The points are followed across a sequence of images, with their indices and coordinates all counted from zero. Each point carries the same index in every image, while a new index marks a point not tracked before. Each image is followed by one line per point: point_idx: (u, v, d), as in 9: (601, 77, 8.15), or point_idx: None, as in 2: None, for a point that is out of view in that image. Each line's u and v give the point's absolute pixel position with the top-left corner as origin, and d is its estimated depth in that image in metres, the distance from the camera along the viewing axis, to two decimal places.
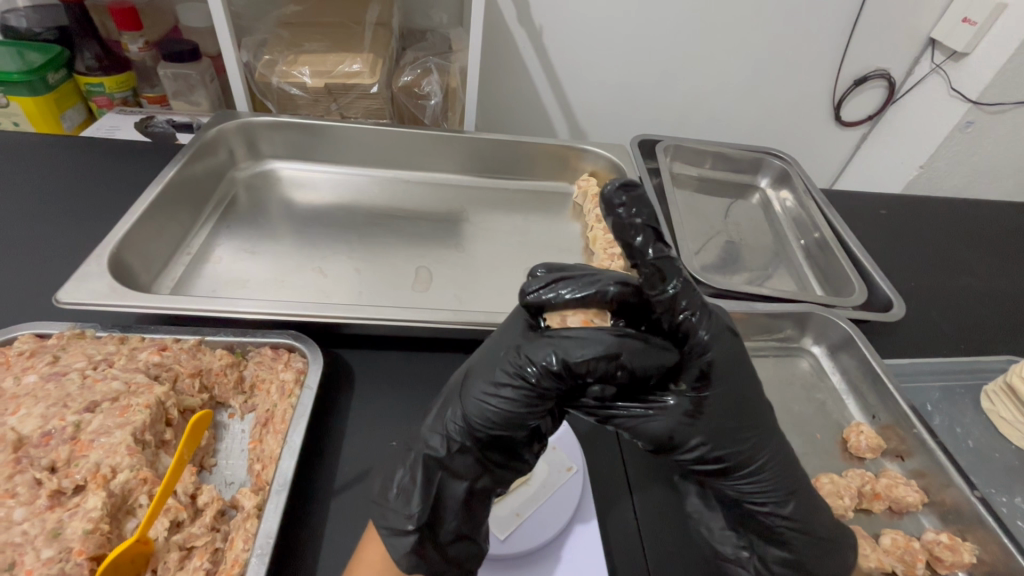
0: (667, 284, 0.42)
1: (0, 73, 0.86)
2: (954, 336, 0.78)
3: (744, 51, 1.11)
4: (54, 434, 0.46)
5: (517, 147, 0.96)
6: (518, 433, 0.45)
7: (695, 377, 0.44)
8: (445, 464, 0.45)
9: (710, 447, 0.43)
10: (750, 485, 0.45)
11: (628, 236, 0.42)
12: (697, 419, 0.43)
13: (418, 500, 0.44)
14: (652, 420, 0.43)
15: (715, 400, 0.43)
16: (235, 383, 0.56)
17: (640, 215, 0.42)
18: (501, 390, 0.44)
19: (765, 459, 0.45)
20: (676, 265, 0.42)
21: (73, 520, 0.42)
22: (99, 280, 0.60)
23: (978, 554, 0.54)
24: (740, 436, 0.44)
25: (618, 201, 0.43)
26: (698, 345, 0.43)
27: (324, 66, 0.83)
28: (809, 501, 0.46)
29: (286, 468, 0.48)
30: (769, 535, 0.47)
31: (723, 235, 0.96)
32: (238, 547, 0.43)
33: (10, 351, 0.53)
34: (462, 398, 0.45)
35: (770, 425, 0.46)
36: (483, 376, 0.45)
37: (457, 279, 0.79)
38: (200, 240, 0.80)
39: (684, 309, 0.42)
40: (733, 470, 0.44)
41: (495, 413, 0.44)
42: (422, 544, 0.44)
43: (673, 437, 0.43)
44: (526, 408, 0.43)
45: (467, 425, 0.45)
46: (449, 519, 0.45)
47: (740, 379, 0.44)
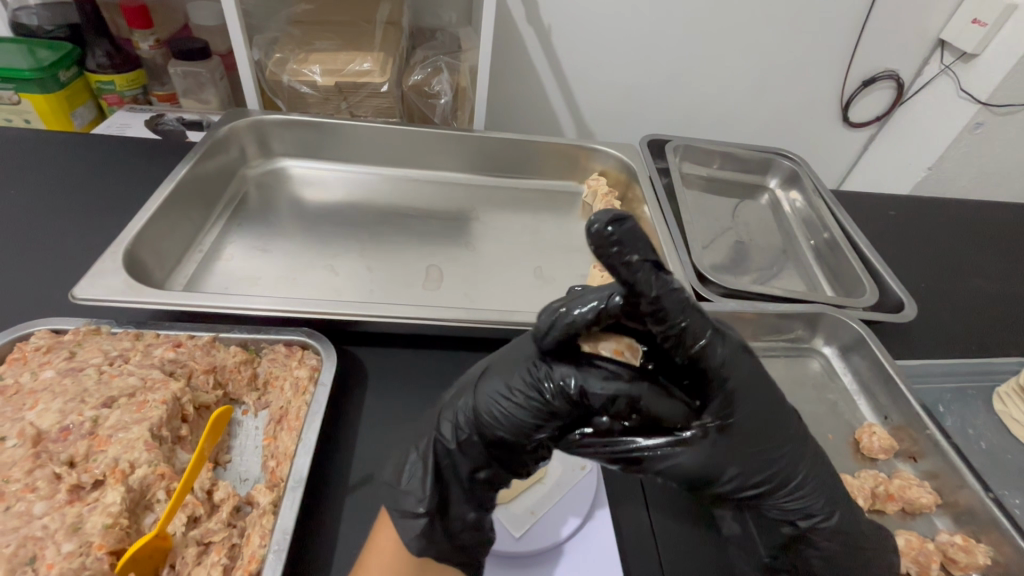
0: (676, 321, 0.37)
1: (13, 70, 0.86)
2: (965, 337, 0.78)
3: (753, 51, 1.11)
4: (72, 429, 0.47)
5: (526, 146, 0.96)
6: (525, 444, 0.44)
7: (720, 408, 0.40)
8: (451, 455, 0.45)
9: (745, 475, 0.41)
10: (792, 501, 0.43)
11: (626, 276, 0.36)
12: (729, 449, 0.40)
13: (431, 489, 0.44)
14: (681, 454, 0.40)
15: (745, 424, 0.40)
16: (249, 380, 0.56)
17: (637, 252, 0.35)
18: (516, 394, 0.43)
19: (801, 473, 0.43)
20: (681, 295, 0.37)
21: (92, 514, 0.42)
22: (114, 277, 0.60)
23: (993, 555, 0.54)
24: (769, 458, 0.41)
25: (609, 239, 0.35)
26: (717, 373, 0.39)
27: (334, 64, 0.83)
28: (847, 505, 0.45)
29: (301, 465, 0.48)
30: (808, 545, 0.45)
31: (733, 235, 0.96)
32: (255, 543, 0.44)
33: (27, 346, 0.53)
34: (478, 391, 0.45)
35: (801, 433, 0.44)
36: (501, 378, 0.44)
37: (467, 278, 0.79)
38: (212, 238, 0.80)
39: (698, 338, 0.38)
40: (771, 492, 0.42)
41: (506, 417, 0.43)
42: (433, 532, 0.44)
43: (705, 471, 0.40)
44: (537, 419, 0.42)
45: (477, 420, 0.44)
46: (457, 502, 0.46)
47: (768, 394, 0.41)
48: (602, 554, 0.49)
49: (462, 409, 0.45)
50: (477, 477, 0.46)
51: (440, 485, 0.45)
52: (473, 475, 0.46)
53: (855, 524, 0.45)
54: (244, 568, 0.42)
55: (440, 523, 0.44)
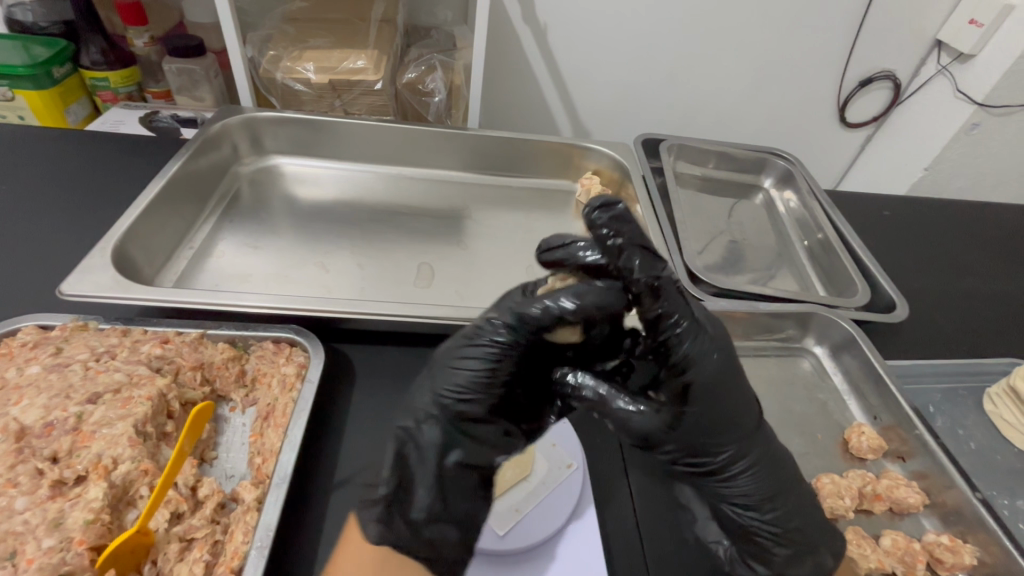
0: (659, 301, 0.42)
1: (6, 66, 0.86)
2: (958, 337, 0.78)
3: (749, 50, 1.11)
4: (56, 425, 0.47)
5: (521, 145, 0.96)
6: (488, 398, 0.47)
7: (677, 392, 0.43)
8: (419, 437, 0.47)
9: (687, 451, 0.45)
10: (728, 489, 0.46)
11: (615, 257, 0.43)
12: (675, 429, 0.44)
13: (388, 474, 0.47)
14: (634, 416, 0.44)
15: (697, 413, 0.43)
16: (236, 377, 0.56)
17: (623, 234, 0.43)
18: (467, 358, 0.47)
19: (745, 466, 0.45)
20: (669, 280, 0.43)
21: (73, 510, 0.42)
22: (103, 273, 0.60)
23: (980, 555, 0.53)
24: (718, 446, 0.44)
25: (597, 220, 0.43)
26: (683, 361, 0.42)
27: (328, 61, 0.83)
28: (792, 505, 0.47)
29: (286, 461, 0.48)
30: (745, 535, 0.48)
31: (726, 235, 0.96)
32: (238, 540, 0.44)
33: (14, 342, 0.53)
34: (433, 374, 0.49)
35: (756, 433, 0.46)
36: (449, 356, 0.48)
37: (459, 276, 0.79)
38: (203, 234, 0.80)
39: (675, 323, 0.42)
40: (711, 471, 0.46)
41: (463, 380, 0.47)
42: (389, 519, 0.46)
43: (648, 440, 0.44)
44: (492, 369, 0.46)
45: (437, 398, 0.47)
46: (420, 494, 0.47)
47: (732, 390, 0.44)
48: (586, 553, 0.49)
49: (423, 397, 0.48)
50: (454, 464, 0.47)
51: (403, 469, 0.47)
52: (448, 461, 0.47)
53: (798, 528, 0.47)
54: (227, 564, 0.42)
55: (399, 512, 0.46)
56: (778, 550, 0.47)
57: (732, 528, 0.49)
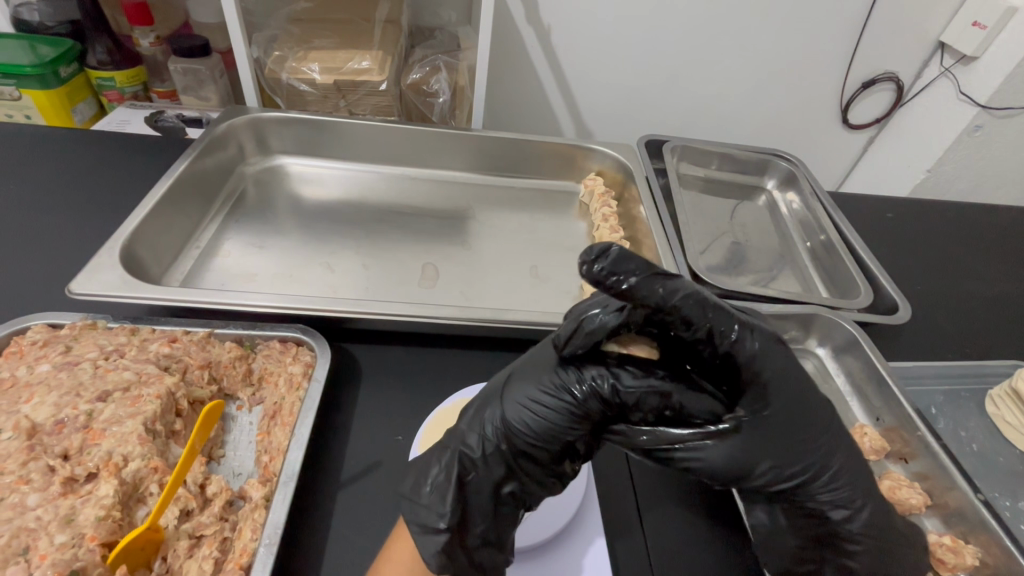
0: (701, 318, 0.42)
1: (12, 66, 0.87)
2: (960, 339, 0.79)
3: (753, 53, 1.11)
4: (66, 422, 0.47)
5: (524, 146, 0.96)
6: (559, 448, 0.45)
7: (754, 397, 0.43)
8: (478, 467, 0.45)
9: (780, 470, 0.43)
10: (828, 494, 0.44)
11: (636, 299, 0.40)
12: (768, 440, 0.42)
13: (450, 503, 0.44)
14: (713, 444, 0.42)
15: (778, 413, 0.43)
16: (243, 375, 0.56)
17: (635, 274, 0.40)
18: (550, 400, 0.45)
19: (831, 464, 0.44)
20: (694, 296, 0.42)
21: (85, 507, 0.42)
22: (112, 273, 0.61)
23: (981, 556, 0.54)
24: (806, 451, 0.43)
25: (605, 276, 0.40)
26: (751, 362, 0.43)
27: (334, 62, 0.84)
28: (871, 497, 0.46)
29: (294, 459, 0.48)
30: (842, 546, 0.46)
31: (729, 236, 0.96)
32: (247, 537, 0.44)
33: (24, 340, 0.54)
34: (505, 401, 0.46)
35: (834, 425, 0.45)
36: (532, 381, 0.46)
37: (463, 277, 0.79)
38: (210, 234, 0.80)
39: (726, 334, 0.42)
40: (804, 487, 0.44)
41: (540, 419, 0.45)
42: (451, 549, 0.43)
43: (745, 460, 0.42)
44: (569, 421, 0.44)
45: (508, 428, 0.45)
46: (476, 522, 0.44)
47: (796, 386, 0.44)
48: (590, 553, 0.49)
49: (491, 422, 0.46)
50: (506, 494, 0.46)
51: (463, 498, 0.44)
52: (501, 492, 0.46)
53: (885, 525, 0.46)
54: (236, 562, 0.43)
55: (459, 541, 0.44)
56: (874, 548, 0.45)
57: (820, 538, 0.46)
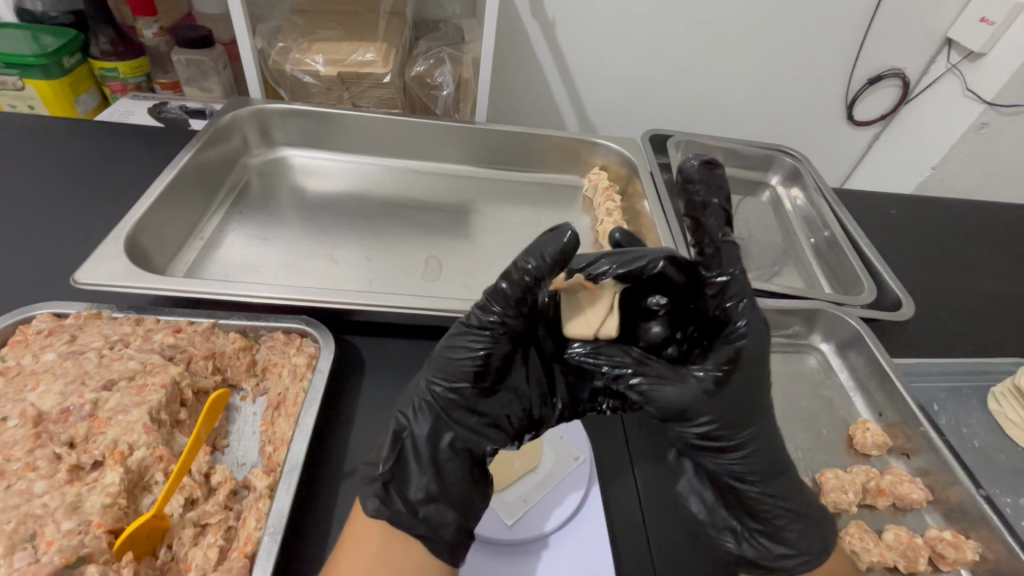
0: (725, 269, 0.43)
1: (16, 56, 0.87)
2: (964, 336, 0.78)
3: (758, 47, 1.11)
4: (72, 411, 0.47)
5: (528, 139, 0.96)
6: (478, 390, 0.46)
7: (726, 359, 0.44)
8: (412, 423, 0.47)
9: (718, 428, 0.44)
10: (746, 465, 0.46)
11: (697, 211, 0.42)
12: (714, 399, 0.43)
13: (387, 452, 0.46)
14: (668, 387, 0.43)
15: (734, 386, 0.44)
16: (247, 366, 0.56)
17: (716, 197, 0.42)
18: (459, 346, 0.46)
19: (767, 441, 0.46)
20: (735, 254, 0.43)
21: (91, 494, 0.43)
22: (115, 262, 0.61)
23: (982, 552, 0.54)
24: (748, 418, 0.45)
25: (695, 175, 0.42)
26: (736, 332, 0.44)
27: (337, 54, 0.83)
28: (795, 479, 0.48)
29: (297, 450, 0.49)
30: (756, 515, 0.48)
31: (733, 231, 0.96)
32: (251, 526, 0.44)
33: (29, 329, 0.54)
34: (427, 362, 0.48)
35: (772, 407, 0.47)
36: (446, 341, 0.47)
37: (467, 270, 0.79)
38: (213, 225, 0.80)
39: (729, 300, 0.44)
40: (733, 450, 0.45)
41: (453, 368, 0.46)
42: (388, 497, 0.44)
43: (687, 411, 0.43)
44: (482, 362, 0.45)
45: (430, 385, 0.47)
46: (416, 476, 0.46)
47: (760, 369, 0.44)
48: (591, 544, 0.49)
49: (418, 385, 0.48)
50: (447, 447, 0.46)
51: (400, 450, 0.46)
52: (440, 445, 0.46)
53: (804, 502, 0.48)
54: (241, 550, 0.43)
55: (398, 492, 0.45)
56: (788, 528, 0.48)
57: (742, 509, 0.49)
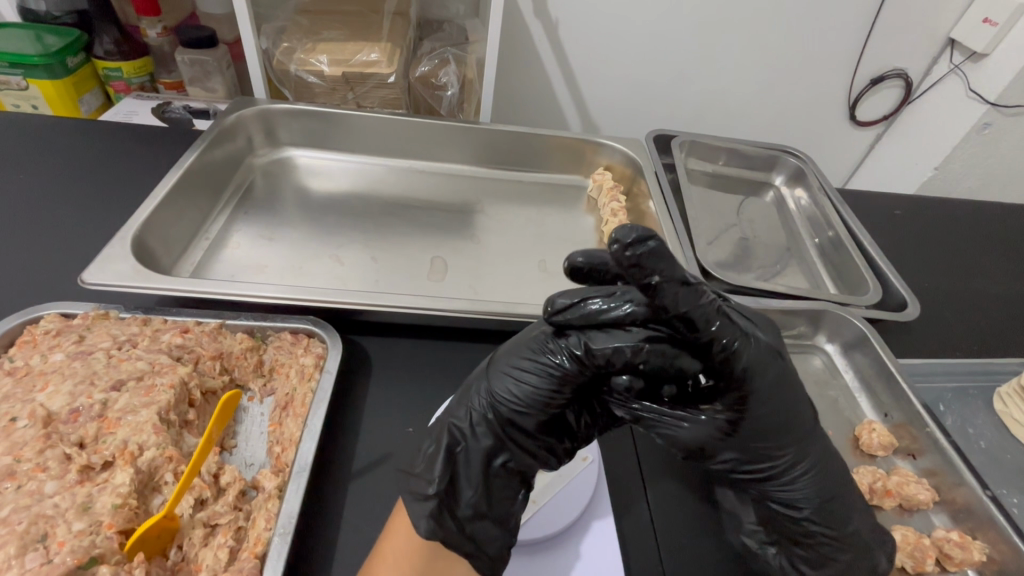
0: (707, 326, 0.39)
1: (20, 55, 0.87)
2: (968, 337, 0.79)
3: (762, 48, 1.11)
4: (82, 411, 0.47)
5: (532, 139, 0.96)
6: (542, 416, 0.45)
7: (732, 402, 0.42)
8: (467, 439, 0.46)
9: (741, 462, 0.44)
10: (783, 491, 0.45)
11: (649, 293, 0.38)
12: (731, 437, 0.43)
13: (440, 472, 0.44)
14: (681, 429, 0.43)
15: (759, 421, 0.42)
16: (255, 366, 0.57)
17: (660, 270, 0.37)
18: (530, 370, 0.45)
19: (805, 469, 0.45)
20: (711, 304, 0.39)
21: (102, 495, 0.43)
22: (123, 263, 0.61)
23: (989, 553, 0.54)
24: (775, 453, 0.44)
25: (630, 261, 0.36)
26: (739, 375, 0.40)
27: (342, 54, 0.83)
28: (845, 506, 0.46)
29: (306, 451, 0.49)
30: (798, 538, 0.48)
31: (737, 231, 0.96)
32: (261, 527, 0.44)
33: (37, 330, 0.54)
34: (491, 375, 0.47)
35: (813, 433, 0.45)
36: (513, 359, 0.46)
37: (471, 270, 0.79)
38: (219, 225, 0.81)
39: (727, 341, 0.40)
40: (768, 478, 0.45)
41: (521, 390, 0.45)
42: (441, 515, 0.43)
43: (704, 449, 0.44)
44: (550, 389, 0.45)
45: (493, 402, 0.46)
46: (466, 492, 0.45)
47: (788, 401, 0.42)
48: (601, 545, 0.50)
49: (477, 396, 0.47)
50: (500, 466, 0.46)
51: (452, 467, 0.45)
52: (494, 464, 0.46)
53: (851, 527, 0.47)
54: (251, 550, 0.43)
55: (448, 508, 0.44)
56: (832, 552, 0.47)
57: (781, 531, 0.49)
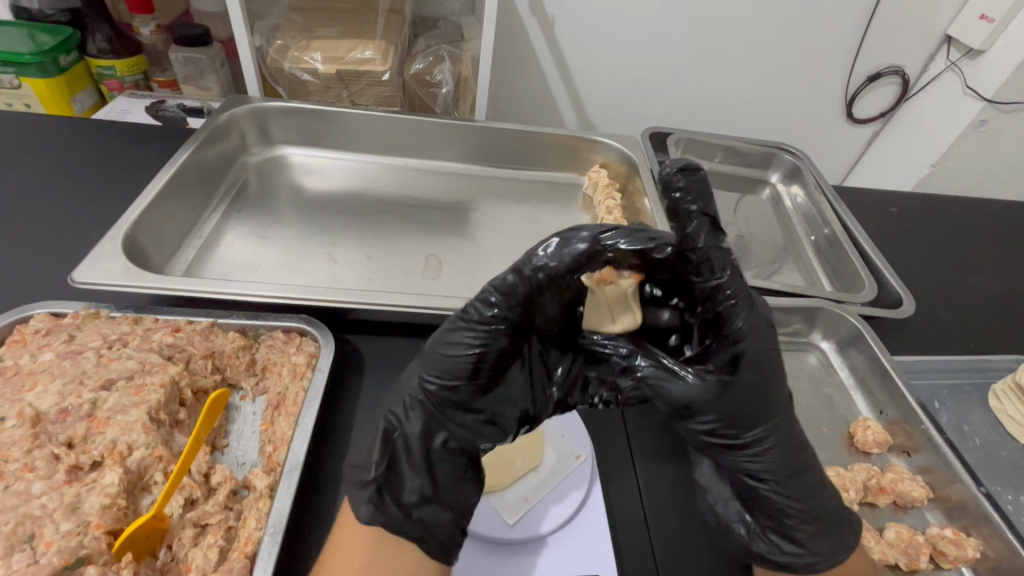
0: (720, 272, 0.40)
1: (12, 54, 0.86)
2: (964, 334, 0.78)
3: (758, 45, 1.10)
4: (71, 411, 0.47)
5: (528, 137, 0.95)
6: (472, 386, 0.47)
7: (726, 363, 0.42)
8: (406, 423, 0.47)
9: (722, 426, 0.43)
10: (755, 463, 0.45)
11: (683, 221, 0.40)
12: (719, 400, 0.42)
13: (379, 457, 0.45)
14: (669, 383, 0.43)
15: (741, 385, 0.42)
16: (247, 365, 0.56)
17: (699, 202, 0.40)
18: (450, 347, 0.47)
19: (778, 440, 0.44)
20: (729, 255, 0.40)
21: (90, 495, 0.42)
22: (114, 262, 0.60)
23: (983, 549, 0.54)
24: (754, 419, 0.43)
25: (676, 184, 0.40)
26: (735, 334, 0.41)
27: (336, 52, 0.83)
28: (812, 480, 0.46)
29: (298, 450, 0.48)
30: (768, 512, 0.47)
31: (733, 229, 0.96)
32: (251, 526, 0.44)
33: (27, 329, 0.54)
34: (419, 361, 0.49)
35: (789, 405, 0.45)
36: (432, 343, 0.48)
37: (466, 268, 0.79)
38: (212, 223, 0.80)
39: (729, 297, 0.41)
40: (741, 447, 0.44)
41: (445, 366, 0.47)
42: (381, 501, 0.44)
43: (689, 408, 0.43)
44: (471, 360, 0.46)
45: (423, 384, 0.48)
46: (410, 475, 0.46)
47: (772, 368, 0.42)
48: (594, 542, 0.49)
49: (410, 382, 0.49)
50: (440, 446, 0.48)
51: (391, 452, 0.46)
52: (435, 444, 0.47)
53: (819, 502, 0.47)
54: (241, 550, 0.43)
55: (391, 495, 0.45)
56: (799, 528, 0.47)
57: (754, 505, 0.48)
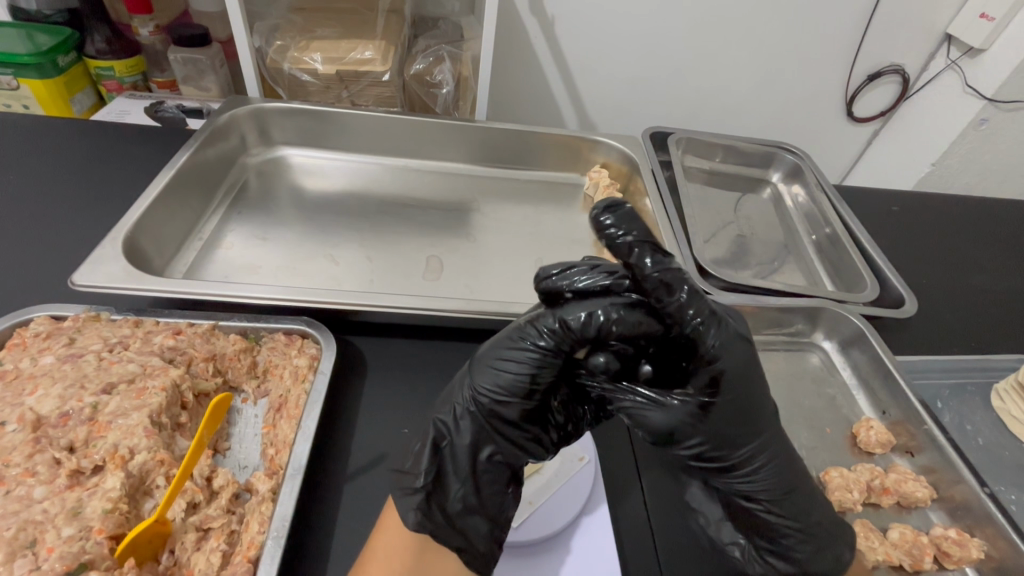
0: (677, 293, 0.41)
1: (10, 55, 0.86)
2: (966, 333, 0.78)
3: (759, 43, 1.10)
4: (71, 415, 0.47)
5: (528, 137, 0.95)
6: (525, 403, 0.45)
7: (705, 383, 0.42)
8: (452, 433, 0.46)
9: (709, 449, 0.44)
10: (747, 483, 0.45)
11: (626, 256, 0.41)
12: (702, 422, 0.43)
13: (428, 463, 0.45)
14: (652, 412, 0.43)
15: (723, 407, 0.42)
16: (248, 368, 0.56)
17: (633, 232, 0.41)
18: (509, 358, 0.45)
19: (765, 460, 0.45)
20: (681, 274, 0.41)
21: (92, 499, 0.42)
22: (114, 264, 0.60)
23: (987, 550, 0.54)
24: (741, 439, 0.44)
25: (607, 223, 0.41)
26: (708, 354, 0.41)
27: (336, 52, 0.83)
28: (805, 498, 0.47)
29: (300, 453, 0.48)
30: (762, 530, 0.48)
31: (734, 229, 0.95)
32: (254, 530, 0.44)
33: (27, 332, 0.53)
34: (471, 370, 0.47)
35: (775, 424, 0.46)
36: (492, 351, 0.46)
37: (467, 269, 0.79)
38: (212, 225, 0.80)
39: (694, 318, 0.41)
40: (732, 468, 0.45)
41: (502, 379, 0.45)
42: (429, 509, 0.44)
43: (674, 433, 0.43)
44: (529, 374, 0.44)
45: (475, 394, 0.46)
46: (454, 487, 0.45)
47: (752, 386, 0.43)
48: (598, 549, 0.49)
49: (460, 391, 0.47)
50: (486, 460, 0.46)
51: (438, 461, 0.46)
52: (481, 457, 0.46)
53: (814, 518, 0.47)
54: (244, 555, 0.42)
55: (437, 502, 0.45)
56: (797, 546, 0.47)
57: (749, 524, 0.49)
